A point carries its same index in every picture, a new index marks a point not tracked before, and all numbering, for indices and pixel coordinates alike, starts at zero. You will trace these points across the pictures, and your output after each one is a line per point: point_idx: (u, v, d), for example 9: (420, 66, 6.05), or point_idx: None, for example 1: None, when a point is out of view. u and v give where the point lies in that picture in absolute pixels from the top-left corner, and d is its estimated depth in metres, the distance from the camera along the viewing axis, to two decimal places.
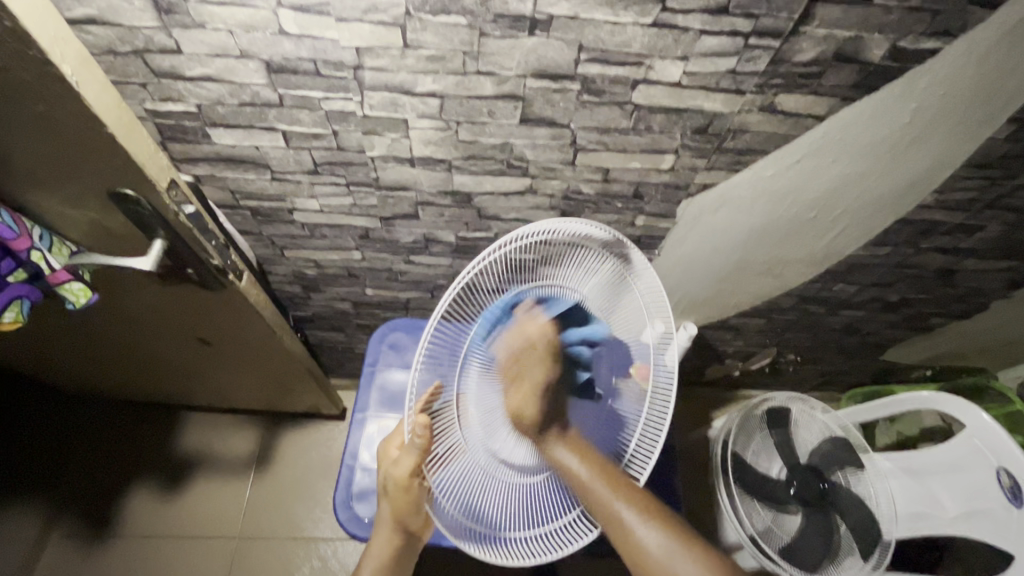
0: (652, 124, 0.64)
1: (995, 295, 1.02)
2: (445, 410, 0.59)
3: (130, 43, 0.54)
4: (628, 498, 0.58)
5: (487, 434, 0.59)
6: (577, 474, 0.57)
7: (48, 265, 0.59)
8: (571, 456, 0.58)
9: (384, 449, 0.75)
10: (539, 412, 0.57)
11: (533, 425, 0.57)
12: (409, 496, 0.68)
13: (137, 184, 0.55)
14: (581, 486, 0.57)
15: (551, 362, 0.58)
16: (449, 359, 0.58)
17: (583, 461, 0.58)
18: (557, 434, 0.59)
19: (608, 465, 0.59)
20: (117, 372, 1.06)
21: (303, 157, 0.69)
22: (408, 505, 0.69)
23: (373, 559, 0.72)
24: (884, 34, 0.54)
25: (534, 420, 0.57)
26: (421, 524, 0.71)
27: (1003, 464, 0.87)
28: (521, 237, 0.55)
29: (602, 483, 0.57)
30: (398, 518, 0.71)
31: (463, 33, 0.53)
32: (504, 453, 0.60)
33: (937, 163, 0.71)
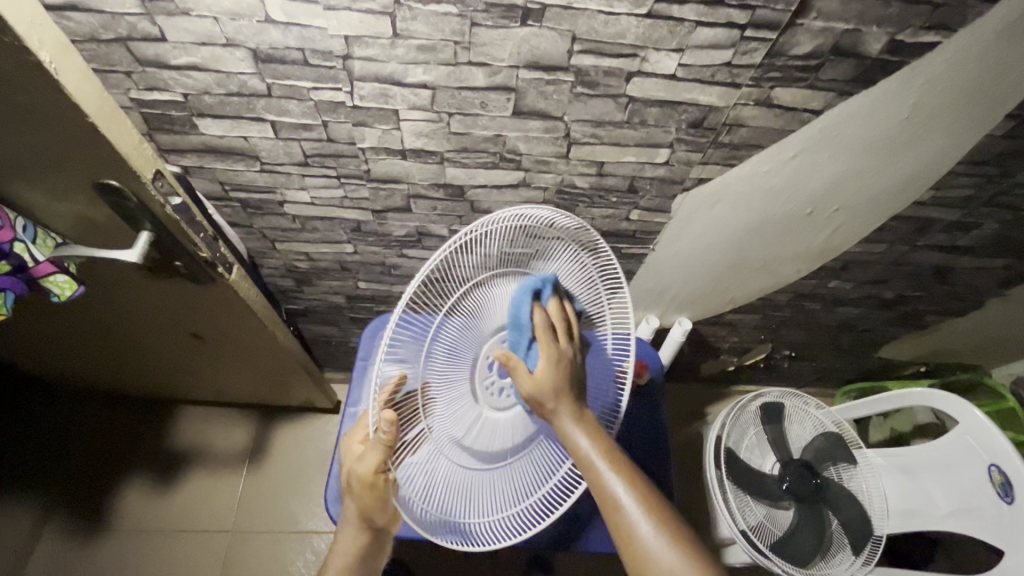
0: (647, 117, 0.63)
1: (990, 292, 1.02)
2: (410, 399, 0.58)
3: (113, 30, 0.53)
4: (629, 483, 0.56)
5: (451, 422, 0.59)
6: (579, 445, 0.56)
7: (32, 257, 0.58)
8: (582, 436, 0.57)
9: (349, 446, 0.74)
10: (559, 385, 0.56)
11: (551, 395, 0.56)
12: (376, 493, 0.64)
13: (121, 174, 0.54)
14: (583, 458, 0.57)
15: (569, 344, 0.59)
16: (413, 348, 0.59)
17: (586, 434, 0.57)
18: (568, 410, 0.57)
19: (614, 446, 0.58)
20: (106, 365, 1.05)
21: (293, 148, 0.68)
22: (376, 501, 0.66)
23: (339, 556, 0.70)
24: (882, 27, 0.53)
25: (554, 390, 0.56)
26: (388, 519, 0.70)
27: (995, 460, 0.87)
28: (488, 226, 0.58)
29: (603, 459, 0.56)
30: (364, 516, 0.68)
31: (454, 23, 0.52)
32: (469, 441, 0.59)
33: (935, 159, 0.71)
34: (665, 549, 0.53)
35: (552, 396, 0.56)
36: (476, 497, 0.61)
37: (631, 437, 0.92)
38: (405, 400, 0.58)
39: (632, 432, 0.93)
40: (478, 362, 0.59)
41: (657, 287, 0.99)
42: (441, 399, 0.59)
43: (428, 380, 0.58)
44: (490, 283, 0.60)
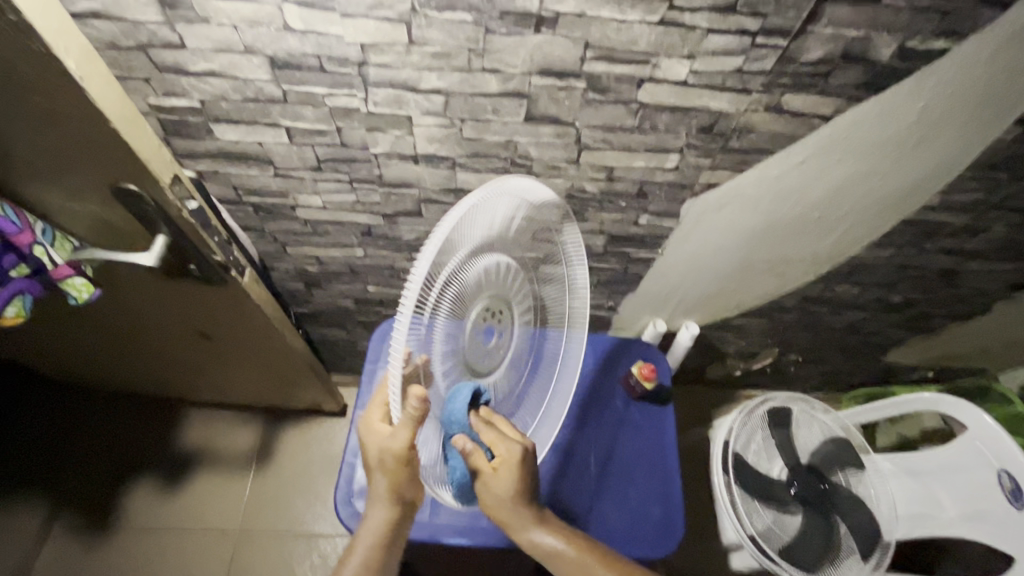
0: (657, 123, 0.64)
1: (998, 297, 1.02)
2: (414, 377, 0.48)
3: (133, 38, 0.54)
4: (605, 565, 0.65)
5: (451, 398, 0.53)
6: (550, 548, 0.65)
7: (51, 260, 0.59)
8: (547, 533, 0.65)
9: (365, 421, 0.64)
10: (513, 486, 0.61)
11: (508, 503, 0.62)
12: (408, 469, 0.57)
13: (140, 179, 0.55)
14: (558, 558, 0.64)
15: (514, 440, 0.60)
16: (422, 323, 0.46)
17: (553, 534, 0.65)
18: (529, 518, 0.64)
19: (581, 540, 0.67)
20: (115, 367, 1.06)
21: (307, 153, 0.69)
22: (405, 477, 0.59)
23: (366, 539, 0.65)
24: (892, 33, 0.54)
25: (510, 497, 0.61)
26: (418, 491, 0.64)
27: (1003, 466, 0.87)
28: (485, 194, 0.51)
29: (575, 553, 0.65)
30: (396, 491, 0.62)
31: (469, 30, 0.52)
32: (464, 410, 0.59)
33: (943, 164, 0.71)
34: None
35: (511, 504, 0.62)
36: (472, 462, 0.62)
37: (640, 441, 0.92)
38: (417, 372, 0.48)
39: (642, 437, 0.93)
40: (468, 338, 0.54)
41: (664, 290, 0.99)
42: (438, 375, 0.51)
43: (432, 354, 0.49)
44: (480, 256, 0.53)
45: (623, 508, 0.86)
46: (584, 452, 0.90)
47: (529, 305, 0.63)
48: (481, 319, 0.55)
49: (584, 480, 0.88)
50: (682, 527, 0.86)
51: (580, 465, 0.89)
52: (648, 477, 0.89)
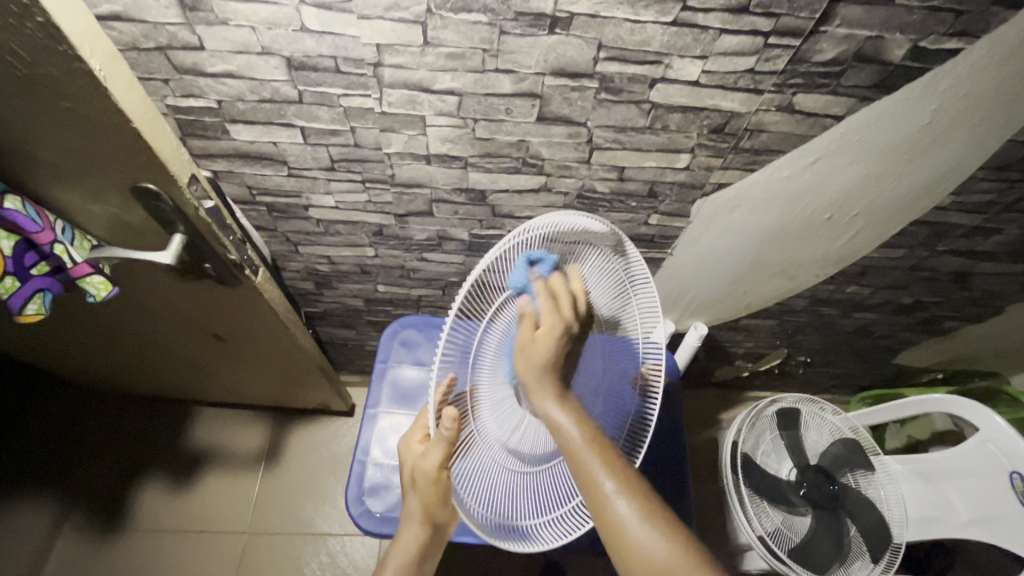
0: (669, 123, 0.64)
1: (1010, 298, 1.02)
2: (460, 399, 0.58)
3: (153, 40, 0.55)
4: (611, 467, 0.55)
5: (497, 426, 0.61)
6: (563, 427, 0.56)
7: (71, 258, 0.60)
8: (563, 411, 0.56)
9: (405, 445, 0.75)
10: (554, 359, 0.56)
11: (540, 368, 0.55)
12: (439, 487, 0.67)
13: (159, 178, 0.55)
14: (566, 440, 0.56)
15: (574, 316, 0.57)
16: (460, 355, 0.56)
17: (569, 413, 0.56)
18: (553, 388, 0.56)
19: (596, 432, 0.57)
20: (129, 365, 1.07)
21: (321, 153, 0.70)
22: (438, 496, 0.69)
23: (399, 555, 0.71)
24: (905, 34, 0.54)
25: (547, 365, 0.56)
26: (450, 515, 0.73)
27: (1016, 468, 0.87)
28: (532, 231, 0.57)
29: (585, 442, 0.56)
30: (427, 511, 0.70)
31: (483, 31, 0.53)
32: (513, 442, 0.61)
33: (955, 166, 0.71)
34: (644, 531, 0.52)
35: (541, 376, 0.55)
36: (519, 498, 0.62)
37: (648, 440, 0.92)
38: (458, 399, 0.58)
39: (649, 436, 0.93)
40: None
41: (673, 291, 1.00)
42: (486, 402, 0.59)
43: (476, 384, 0.58)
44: None
45: None
46: None
47: (589, 316, 0.63)
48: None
49: None
50: (691, 529, 0.86)
51: None
52: (658, 477, 0.90)
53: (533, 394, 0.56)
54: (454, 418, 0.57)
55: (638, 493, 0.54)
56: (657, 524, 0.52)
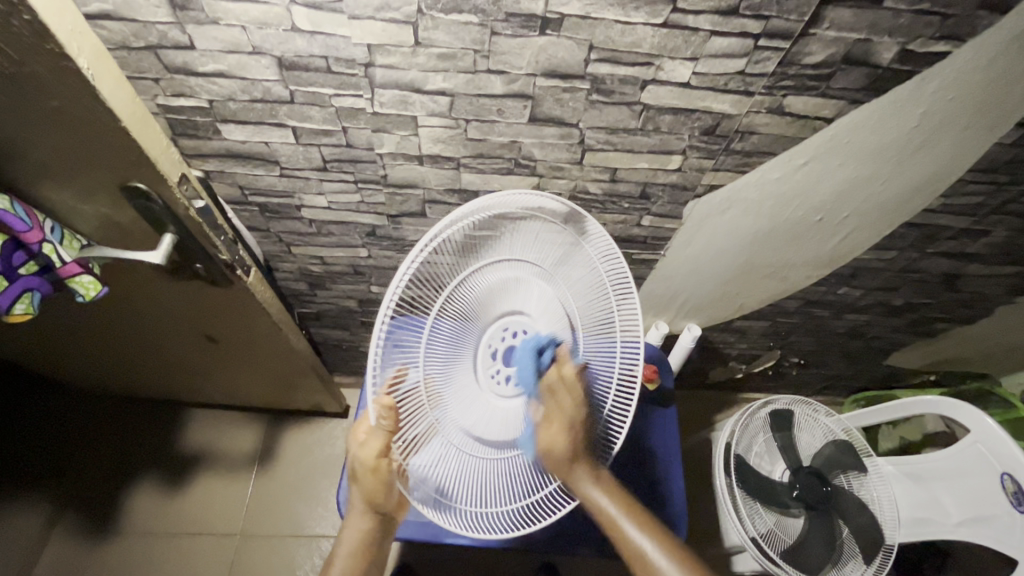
0: (660, 125, 0.64)
1: (999, 300, 1.02)
2: (412, 392, 0.57)
3: (143, 39, 0.55)
4: (649, 532, 0.62)
5: (459, 411, 0.58)
6: (602, 508, 0.61)
7: (60, 259, 0.60)
8: (602, 492, 0.60)
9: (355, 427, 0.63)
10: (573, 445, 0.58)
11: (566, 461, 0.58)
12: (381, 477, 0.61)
13: (149, 178, 0.55)
14: (609, 519, 0.61)
15: (582, 400, 0.59)
16: (405, 350, 0.58)
17: (609, 493, 0.61)
18: (587, 475, 0.59)
19: (630, 500, 0.64)
20: (120, 367, 1.07)
21: (313, 154, 0.70)
22: (380, 489, 0.63)
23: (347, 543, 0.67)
24: (893, 37, 0.54)
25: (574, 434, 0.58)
26: (395, 506, 0.65)
27: (1006, 469, 0.87)
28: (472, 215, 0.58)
29: (627, 517, 0.62)
30: (370, 503, 0.64)
31: (474, 32, 0.53)
32: (479, 429, 0.59)
33: (943, 169, 0.72)
34: None
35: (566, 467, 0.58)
36: (487, 483, 0.59)
37: (641, 442, 0.92)
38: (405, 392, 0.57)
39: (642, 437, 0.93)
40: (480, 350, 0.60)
41: (666, 292, 1.00)
42: (443, 391, 0.58)
43: (428, 374, 0.58)
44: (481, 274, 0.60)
45: None
46: None
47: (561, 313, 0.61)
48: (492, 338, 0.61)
49: None
50: (684, 531, 0.86)
51: None
52: (651, 479, 0.90)
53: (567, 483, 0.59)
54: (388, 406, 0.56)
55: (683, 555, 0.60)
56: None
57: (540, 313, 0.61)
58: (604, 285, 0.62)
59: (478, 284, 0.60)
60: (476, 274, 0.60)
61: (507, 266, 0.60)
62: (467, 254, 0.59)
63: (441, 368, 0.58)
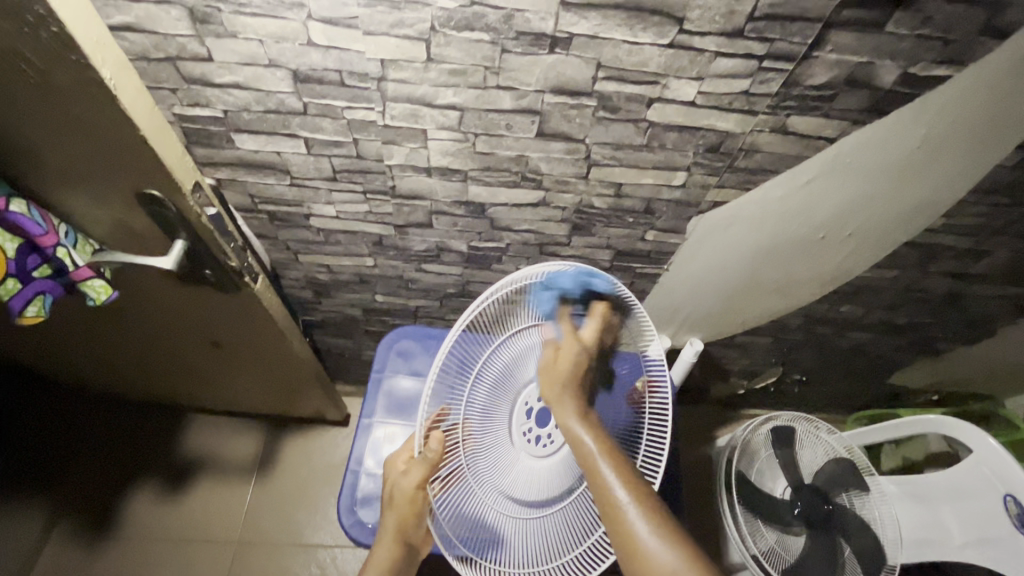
0: (666, 141, 0.65)
1: (1002, 320, 1.03)
2: (451, 431, 0.68)
3: (163, 50, 0.56)
4: (623, 477, 0.58)
5: (487, 462, 0.68)
6: (580, 440, 0.61)
7: (73, 261, 0.61)
8: (581, 428, 0.62)
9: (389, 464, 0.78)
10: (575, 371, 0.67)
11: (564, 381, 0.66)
12: (413, 506, 0.72)
13: (164, 185, 0.56)
14: (584, 455, 0.61)
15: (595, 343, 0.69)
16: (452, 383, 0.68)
17: (586, 428, 0.62)
18: (578, 408, 0.64)
19: (613, 444, 0.62)
20: (124, 371, 1.07)
21: (323, 164, 0.71)
22: (414, 514, 0.72)
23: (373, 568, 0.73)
24: (895, 60, 0.55)
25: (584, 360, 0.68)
26: (423, 536, 0.75)
27: (1010, 491, 0.87)
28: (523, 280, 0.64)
29: (603, 454, 0.60)
30: (401, 530, 0.73)
31: (485, 49, 0.54)
32: (513, 489, 0.68)
33: (943, 191, 0.73)
34: (652, 538, 0.54)
35: (560, 389, 0.65)
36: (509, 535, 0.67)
37: None
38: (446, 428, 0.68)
39: None
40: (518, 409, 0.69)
41: (669, 307, 1.01)
42: (478, 437, 0.68)
43: (468, 417, 0.68)
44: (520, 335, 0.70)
45: None
46: None
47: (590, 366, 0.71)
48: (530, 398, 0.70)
49: None
50: None
51: None
52: None
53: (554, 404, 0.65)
54: (438, 441, 0.67)
55: (651, 507, 0.56)
56: (664, 537, 0.54)
57: None
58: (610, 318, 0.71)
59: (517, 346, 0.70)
60: (516, 335, 0.70)
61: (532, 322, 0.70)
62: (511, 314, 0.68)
63: (479, 416, 0.69)
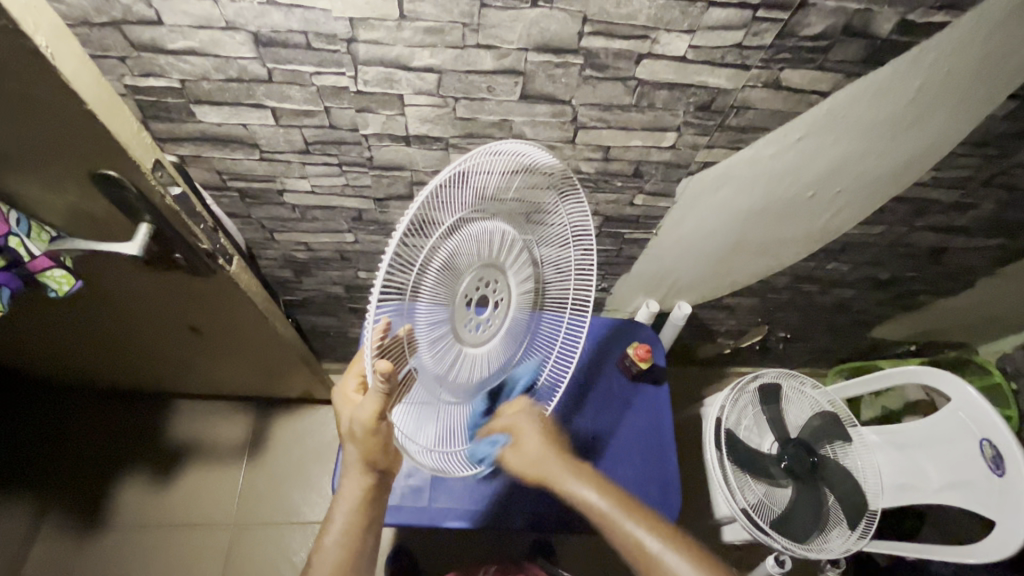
0: (655, 101, 0.63)
1: (983, 272, 1.04)
2: (394, 347, 0.47)
3: (107, 13, 0.51)
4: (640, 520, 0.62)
5: (433, 361, 0.52)
6: (593, 502, 0.63)
7: (28, 252, 0.57)
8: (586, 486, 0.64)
9: (341, 390, 0.62)
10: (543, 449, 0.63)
11: (540, 454, 0.63)
12: (378, 438, 0.55)
13: (120, 163, 0.52)
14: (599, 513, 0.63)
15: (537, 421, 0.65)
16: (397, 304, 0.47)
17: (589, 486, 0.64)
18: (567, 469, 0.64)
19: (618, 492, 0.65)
20: (97, 360, 1.04)
21: (294, 136, 0.67)
22: (379, 447, 0.56)
23: (347, 500, 0.63)
24: (893, 7, 0.53)
25: (543, 447, 0.64)
26: (394, 458, 0.61)
27: (986, 435, 0.90)
28: (484, 159, 0.50)
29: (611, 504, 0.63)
30: (368, 460, 0.59)
31: (463, 4, 0.51)
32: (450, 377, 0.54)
33: (933, 144, 0.72)
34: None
35: (552, 466, 0.64)
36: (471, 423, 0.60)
37: (634, 421, 0.93)
38: (393, 344, 0.47)
39: (640, 419, 0.93)
40: (460, 306, 0.52)
41: (658, 270, 0.99)
42: (426, 342, 0.50)
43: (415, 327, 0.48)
44: (461, 224, 0.51)
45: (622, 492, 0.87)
46: (580, 428, 0.91)
47: (523, 263, 0.60)
48: (471, 289, 0.53)
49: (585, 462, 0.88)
50: (678, 507, 0.87)
51: (581, 439, 0.90)
52: (644, 456, 0.90)
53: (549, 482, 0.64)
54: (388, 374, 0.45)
55: (670, 537, 0.61)
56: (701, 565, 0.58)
57: (510, 262, 0.58)
58: (566, 240, 0.65)
59: (460, 234, 0.51)
60: (449, 234, 0.50)
61: (487, 222, 0.53)
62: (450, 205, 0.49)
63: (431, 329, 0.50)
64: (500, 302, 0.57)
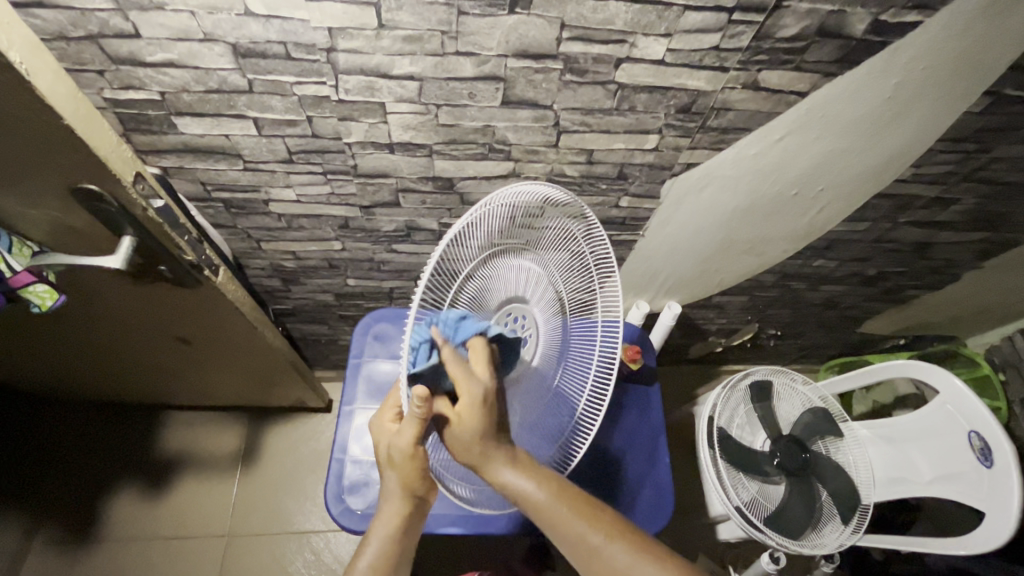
0: (636, 104, 0.63)
1: (968, 265, 1.05)
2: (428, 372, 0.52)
3: (83, 28, 0.51)
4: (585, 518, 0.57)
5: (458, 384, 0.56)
6: (532, 495, 0.56)
7: (8, 266, 0.55)
8: (522, 478, 0.56)
9: (376, 420, 0.62)
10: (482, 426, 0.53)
11: (475, 442, 0.54)
12: (418, 465, 0.57)
13: (98, 176, 0.52)
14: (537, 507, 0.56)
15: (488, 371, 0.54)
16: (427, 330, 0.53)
17: (528, 477, 0.56)
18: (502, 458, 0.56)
19: (557, 481, 0.59)
20: (86, 374, 1.03)
21: (277, 146, 0.67)
22: (419, 474, 0.58)
23: (381, 528, 0.62)
24: (866, 8, 0.54)
25: (481, 436, 0.54)
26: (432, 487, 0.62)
27: (973, 427, 0.91)
28: (511, 200, 0.54)
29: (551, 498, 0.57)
30: (406, 488, 0.60)
31: (441, 12, 0.51)
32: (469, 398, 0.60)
33: (913, 140, 0.73)
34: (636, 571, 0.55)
35: (482, 452, 0.55)
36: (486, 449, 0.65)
37: (627, 422, 0.93)
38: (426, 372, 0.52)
39: (632, 420, 0.93)
40: None
41: (647, 273, 1.00)
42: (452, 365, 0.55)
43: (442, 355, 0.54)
44: (491, 261, 0.58)
45: (617, 494, 0.87)
46: None
47: (550, 299, 0.61)
48: (496, 320, 0.59)
49: (579, 464, 0.88)
50: (671, 506, 0.87)
51: None
52: (637, 457, 0.90)
53: (482, 466, 0.55)
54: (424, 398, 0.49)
55: (610, 528, 0.57)
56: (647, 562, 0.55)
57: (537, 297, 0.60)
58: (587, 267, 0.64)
59: (489, 268, 0.58)
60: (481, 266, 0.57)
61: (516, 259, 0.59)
62: (483, 242, 0.56)
63: None
64: (528, 337, 0.60)
